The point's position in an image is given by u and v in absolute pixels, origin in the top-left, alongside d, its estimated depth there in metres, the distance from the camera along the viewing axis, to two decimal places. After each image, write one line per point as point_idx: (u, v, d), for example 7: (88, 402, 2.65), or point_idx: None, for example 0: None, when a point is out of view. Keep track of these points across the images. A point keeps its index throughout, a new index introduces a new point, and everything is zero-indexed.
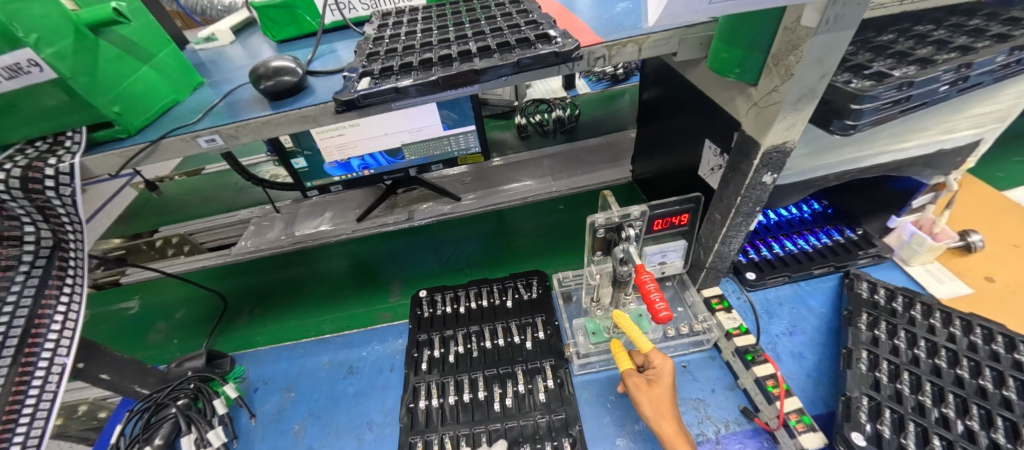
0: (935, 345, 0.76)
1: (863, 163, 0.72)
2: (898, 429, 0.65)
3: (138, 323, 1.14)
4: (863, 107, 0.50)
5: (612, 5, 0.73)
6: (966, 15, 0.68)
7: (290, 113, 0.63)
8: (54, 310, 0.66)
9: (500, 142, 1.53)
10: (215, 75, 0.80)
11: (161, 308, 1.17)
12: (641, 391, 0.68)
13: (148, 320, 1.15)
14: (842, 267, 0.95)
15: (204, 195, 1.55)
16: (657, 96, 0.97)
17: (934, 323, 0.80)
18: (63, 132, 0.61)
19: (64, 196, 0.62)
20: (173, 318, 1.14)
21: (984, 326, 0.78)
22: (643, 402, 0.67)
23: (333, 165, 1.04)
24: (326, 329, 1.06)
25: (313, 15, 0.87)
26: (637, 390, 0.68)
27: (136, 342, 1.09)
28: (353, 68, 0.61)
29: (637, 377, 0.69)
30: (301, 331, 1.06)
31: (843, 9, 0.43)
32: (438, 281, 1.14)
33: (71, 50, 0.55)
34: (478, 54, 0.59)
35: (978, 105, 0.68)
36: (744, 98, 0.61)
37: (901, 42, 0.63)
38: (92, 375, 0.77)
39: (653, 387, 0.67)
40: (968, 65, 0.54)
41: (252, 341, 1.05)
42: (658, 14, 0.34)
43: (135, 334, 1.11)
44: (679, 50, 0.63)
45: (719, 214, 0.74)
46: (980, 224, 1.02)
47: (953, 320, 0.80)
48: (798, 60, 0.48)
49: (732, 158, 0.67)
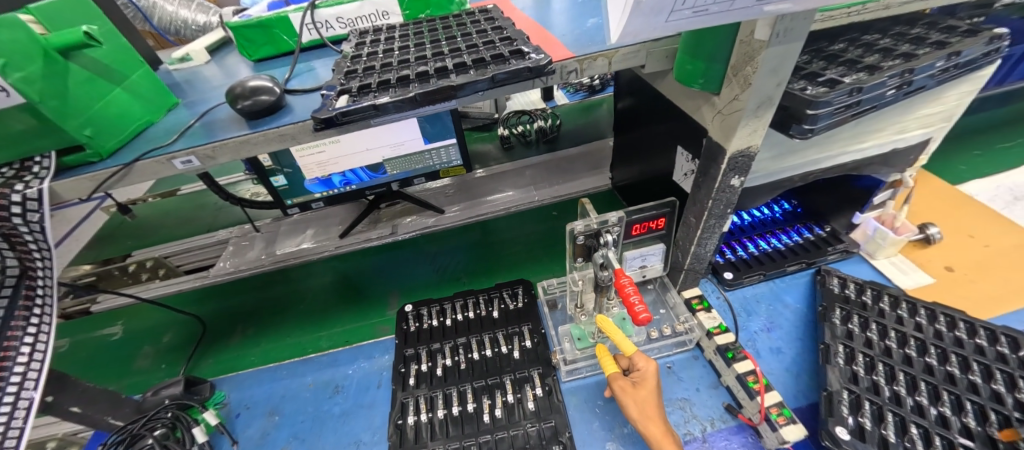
0: (904, 335, 0.80)
1: (825, 164, 0.76)
2: (879, 421, 0.68)
3: (121, 351, 1.11)
4: (818, 112, 0.54)
5: (583, 21, 0.76)
6: (909, 25, 0.74)
7: (268, 132, 0.63)
8: (21, 341, 0.64)
9: (481, 154, 1.55)
10: (190, 95, 0.79)
11: (148, 333, 1.14)
12: (628, 395, 0.69)
13: (133, 347, 1.11)
14: (813, 263, 0.99)
15: (180, 216, 1.52)
16: (631, 105, 1.00)
17: (901, 313, 0.84)
18: (30, 157, 0.60)
19: (32, 223, 0.61)
20: (161, 342, 1.11)
21: (947, 314, 0.82)
22: (631, 405, 0.68)
23: (315, 182, 1.03)
24: (323, 345, 1.04)
25: (290, 34, 0.88)
26: (623, 393, 0.70)
27: (122, 369, 1.06)
28: (331, 86, 0.62)
29: (624, 381, 0.71)
30: (299, 349, 1.04)
31: (792, 23, 0.47)
32: (437, 291, 1.15)
33: (40, 74, 0.54)
34: (454, 70, 0.60)
35: (925, 106, 0.73)
36: (709, 106, 0.64)
37: (851, 51, 0.67)
38: (62, 408, 0.74)
39: (639, 389, 0.69)
40: (910, 71, 0.59)
41: (245, 361, 1.03)
42: (621, 31, 0.37)
43: (119, 363, 1.08)
44: (648, 62, 0.66)
45: (693, 217, 0.77)
46: (938, 217, 1.08)
47: (918, 309, 0.84)
48: (755, 70, 0.51)
49: (703, 163, 0.69)
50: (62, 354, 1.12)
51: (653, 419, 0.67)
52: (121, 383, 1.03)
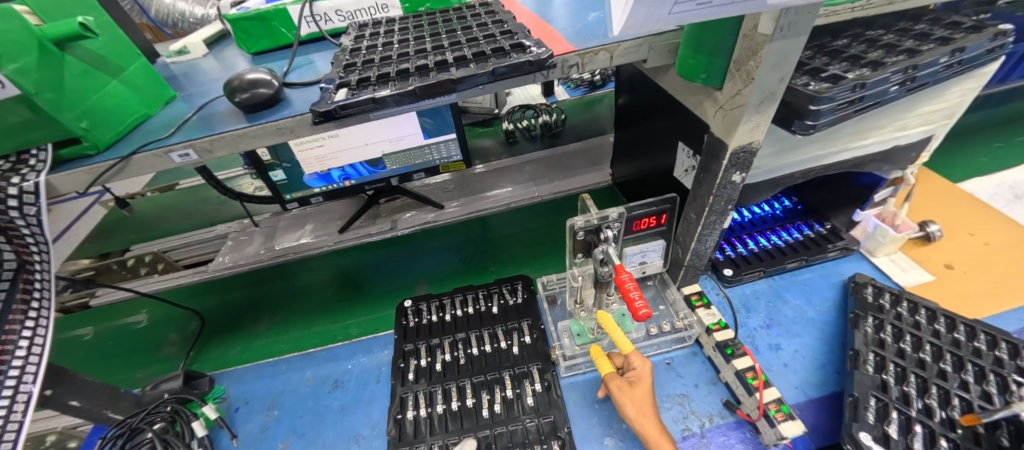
0: (940, 349, 0.76)
1: (827, 160, 0.75)
2: (906, 431, 0.66)
3: (129, 344, 1.11)
4: (821, 107, 0.54)
5: (585, 15, 0.75)
6: (913, 21, 0.74)
7: (266, 125, 0.63)
8: (20, 333, 0.64)
9: (482, 149, 1.54)
10: (188, 88, 0.79)
11: (168, 323, 1.15)
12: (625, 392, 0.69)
13: (162, 333, 1.13)
14: (813, 260, 0.99)
15: (179, 210, 1.51)
16: (632, 101, 1.00)
17: (938, 328, 0.79)
18: (26, 150, 0.59)
19: (29, 216, 0.61)
20: (189, 330, 1.12)
21: (988, 332, 0.77)
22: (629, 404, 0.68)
23: (314, 177, 1.03)
24: (354, 332, 1.05)
25: (289, 27, 0.87)
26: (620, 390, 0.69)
27: (146, 357, 1.07)
28: (330, 80, 0.61)
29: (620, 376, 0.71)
30: (328, 336, 1.05)
31: (797, 17, 0.46)
32: (457, 280, 1.16)
33: (35, 66, 0.54)
34: (454, 63, 0.60)
35: (927, 103, 0.72)
36: (711, 102, 0.63)
37: (854, 46, 0.67)
38: (61, 402, 0.74)
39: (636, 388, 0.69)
40: (913, 67, 0.59)
41: (277, 348, 1.04)
42: (623, 23, 0.36)
43: (134, 354, 1.08)
44: (649, 57, 0.65)
45: (694, 213, 0.77)
46: (939, 215, 1.08)
47: (957, 325, 0.79)
48: (758, 64, 0.50)
49: (704, 159, 0.69)
50: (90, 341, 1.13)
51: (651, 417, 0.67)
52: (147, 370, 1.04)
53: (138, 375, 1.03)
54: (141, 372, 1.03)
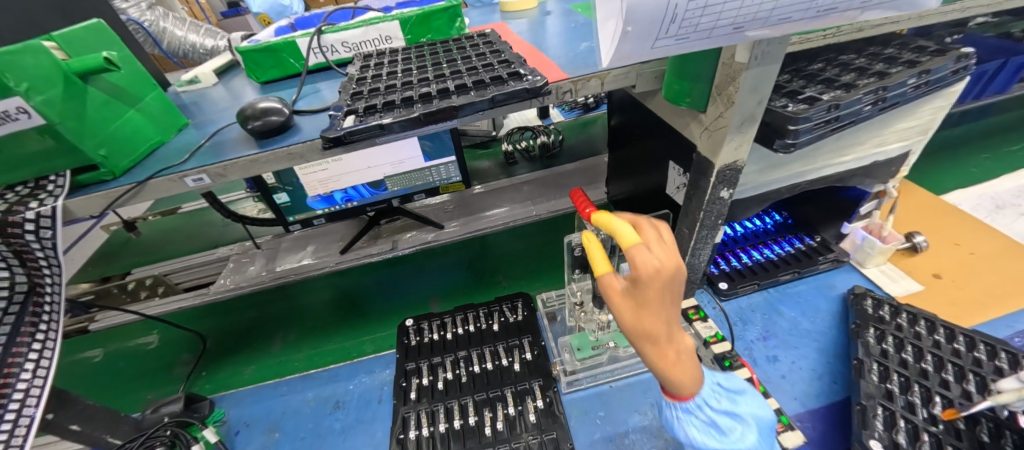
0: (941, 359, 0.77)
1: (810, 176, 0.79)
2: (914, 439, 0.67)
3: (131, 367, 1.12)
4: (798, 127, 0.57)
5: (576, 44, 0.80)
6: (883, 45, 0.79)
7: (277, 151, 0.66)
8: (26, 356, 0.65)
9: (480, 170, 1.58)
10: (199, 116, 0.82)
11: (173, 347, 1.16)
12: (654, 296, 0.47)
13: (173, 355, 1.13)
14: (805, 272, 1.02)
15: (181, 233, 1.54)
16: (624, 122, 1.04)
17: (938, 338, 0.80)
18: (45, 176, 0.62)
19: (44, 239, 0.64)
20: (202, 349, 1.13)
21: (988, 343, 0.77)
22: (650, 310, 0.48)
23: (317, 199, 1.06)
24: (368, 349, 1.06)
25: (296, 57, 0.92)
26: (642, 288, 0.47)
27: (155, 381, 1.07)
28: (339, 107, 0.65)
29: (657, 261, 0.47)
30: (342, 354, 1.06)
31: (769, 47, 0.50)
32: (459, 298, 1.17)
33: (59, 98, 0.57)
34: (456, 91, 0.64)
35: (901, 121, 0.77)
36: (697, 123, 0.67)
37: (829, 70, 0.71)
38: (62, 426, 0.74)
39: (672, 286, 0.47)
40: (883, 89, 0.63)
41: (292, 366, 1.05)
42: (610, 56, 0.40)
43: (135, 378, 1.09)
44: (638, 82, 0.69)
45: (686, 228, 0.80)
46: (925, 226, 1.12)
47: (956, 336, 0.80)
48: (737, 89, 0.54)
49: (693, 176, 0.72)
50: (98, 365, 1.14)
51: (673, 327, 0.50)
52: (160, 390, 1.05)
53: (151, 396, 1.03)
54: (150, 394, 1.04)
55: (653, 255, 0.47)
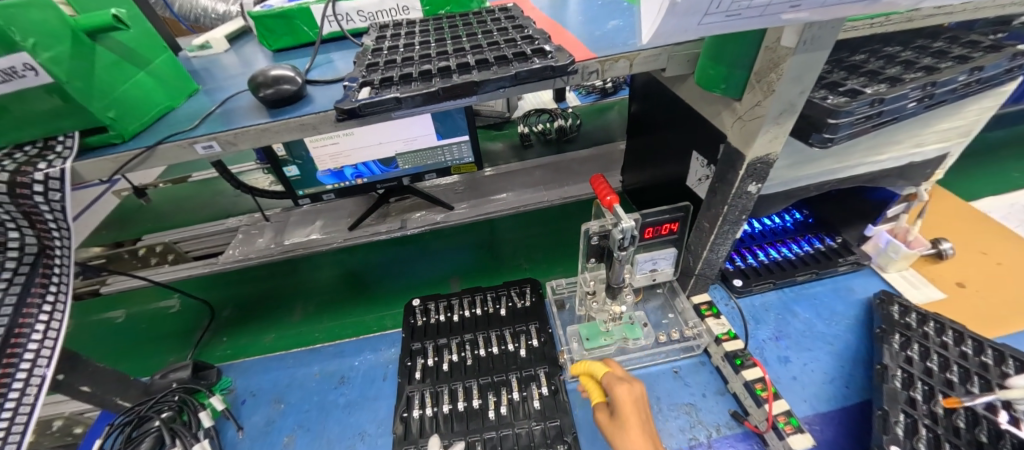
0: (967, 371, 0.74)
1: (841, 174, 0.75)
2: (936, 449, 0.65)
3: (142, 331, 1.13)
4: (839, 121, 0.54)
5: (603, 23, 0.76)
6: (930, 38, 0.74)
7: (289, 121, 0.64)
8: (36, 318, 0.64)
9: (493, 152, 1.55)
10: (209, 83, 0.80)
11: (182, 314, 1.16)
12: (630, 416, 0.63)
13: (185, 321, 1.14)
14: (823, 274, 0.99)
15: (190, 201, 1.54)
16: (646, 109, 1.00)
17: (966, 350, 0.77)
18: (54, 136, 0.61)
19: (53, 202, 0.62)
20: (219, 316, 1.14)
21: (1017, 357, 0.74)
22: (630, 425, 0.62)
23: (326, 173, 1.05)
24: (387, 324, 1.06)
25: (310, 25, 0.89)
26: (620, 405, 0.65)
27: (171, 344, 1.08)
28: (353, 78, 0.62)
29: (624, 388, 0.67)
30: (364, 327, 1.06)
31: (820, 31, 0.47)
32: (467, 281, 1.16)
33: (68, 55, 0.55)
34: (476, 66, 0.61)
35: (944, 120, 0.73)
36: (729, 112, 0.64)
37: (872, 62, 0.67)
38: (72, 387, 0.74)
39: (639, 405, 0.65)
40: (932, 84, 0.59)
41: (311, 337, 1.06)
42: (653, 32, 0.37)
43: (147, 341, 1.10)
44: (669, 66, 0.66)
45: (707, 222, 0.77)
46: (951, 233, 1.07)
47: (985, 349, 0.77)
48: (780, 76, 0.51)
49: (719, 169, 0.70)
50: (110, 328, 1.15)
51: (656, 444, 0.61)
52: (182, 354, 1.06)
53: (173, 358, 1.05)
54: (173, 357, 1.05)
55: (620, 382, 0.69)
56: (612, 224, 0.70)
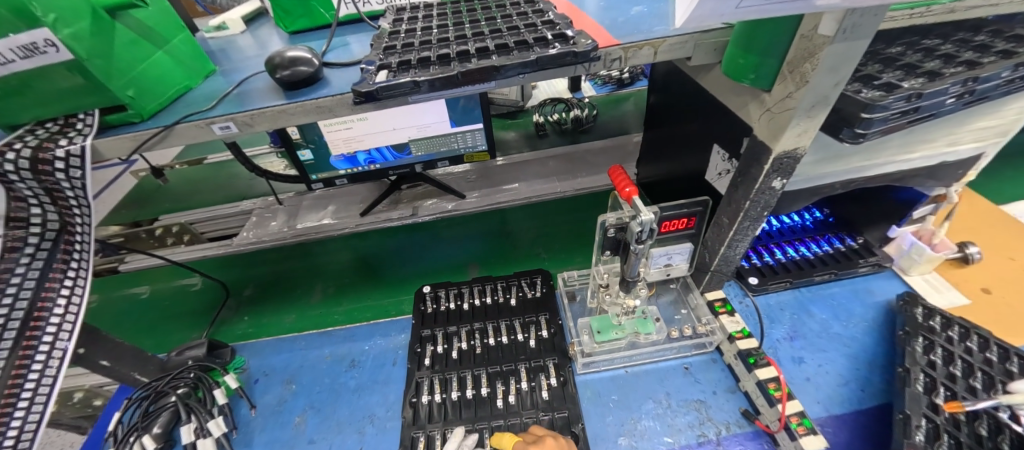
0: (992, 379, 0.71)
1: (869, 172, 0.73)
2: None
3: (161, 308, 1.15)
4: (873, 116, 0.52)
5: (625, 9, 0.74)
6: (972, 31, 0.70)
7: (306, 103, 0.63)
8: (58, 293, 0.65)
9: (505, 141, 1.54)
10: (226, 64, 0.80)
11: (202, 293, 1.18)
12: None
13: (202, 300, 1.16)
14: (843, 274, 0.97)
15: (205, 183, 1.55)
16: (665, 100, 0.98)
17: (990, 356, 0.75)
18: (74, 114, 0.61)
19: (74, 179, 0.62)
20: (241, 295, 1.16)
21: None
22: None
23: (340, 158, 1.05)
24: (405, 309, 1.07)
25: (327, 7, 0.87)
26: None
27: (192, 321, 1.10)
28: (371, 61, 0.61)
29: None
30: (382, 311, 1.07)
31: (861, 19, 0.44)
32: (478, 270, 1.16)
33: (88, 33, 0.55)
34: (495, 51, 0.59)
35: (981, 119, 0.69)
36: (757, 104, 0.62)
37: (909, 55, 0.64)
38: (92, 361, 0.76)
39: None
40: (974, 79, 0.56)
41: (331, 319, 1.07)
42: (687, 15, 0.35)
43: (167, 318, 1.12)
44: (694, 54, 0.64)
45: (726, 217, 0.75)
46: (979, 237, 1.04)
47: (1010, 356, 0.74)
48: (815, 67, 0.49)
49: (743, 163, 0.68)
50: (129, 304, 1.17)
51: None
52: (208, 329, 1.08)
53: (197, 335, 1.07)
54: (197, 333, 1.07)
55: None
56: (630, 217, 0.69)
